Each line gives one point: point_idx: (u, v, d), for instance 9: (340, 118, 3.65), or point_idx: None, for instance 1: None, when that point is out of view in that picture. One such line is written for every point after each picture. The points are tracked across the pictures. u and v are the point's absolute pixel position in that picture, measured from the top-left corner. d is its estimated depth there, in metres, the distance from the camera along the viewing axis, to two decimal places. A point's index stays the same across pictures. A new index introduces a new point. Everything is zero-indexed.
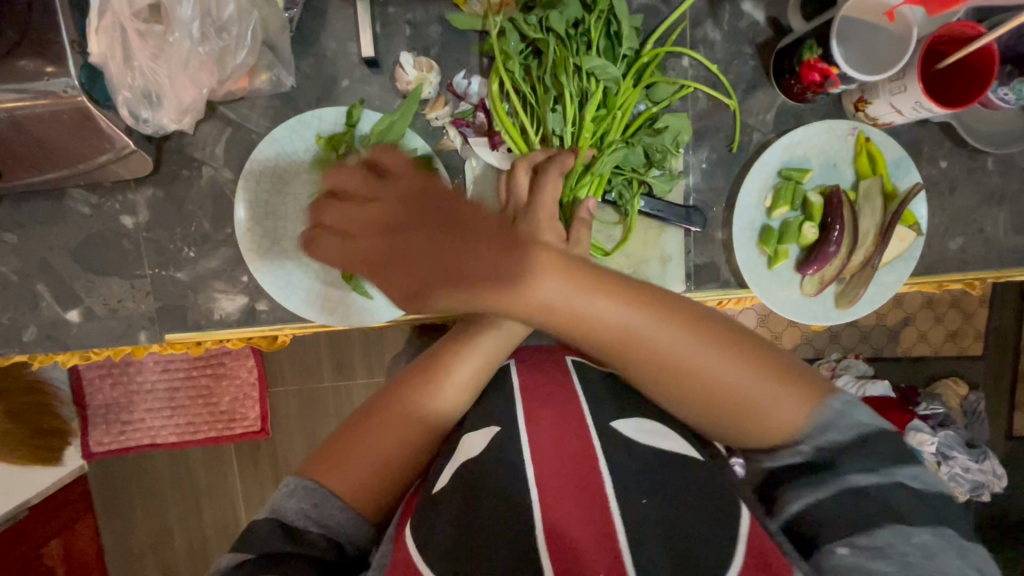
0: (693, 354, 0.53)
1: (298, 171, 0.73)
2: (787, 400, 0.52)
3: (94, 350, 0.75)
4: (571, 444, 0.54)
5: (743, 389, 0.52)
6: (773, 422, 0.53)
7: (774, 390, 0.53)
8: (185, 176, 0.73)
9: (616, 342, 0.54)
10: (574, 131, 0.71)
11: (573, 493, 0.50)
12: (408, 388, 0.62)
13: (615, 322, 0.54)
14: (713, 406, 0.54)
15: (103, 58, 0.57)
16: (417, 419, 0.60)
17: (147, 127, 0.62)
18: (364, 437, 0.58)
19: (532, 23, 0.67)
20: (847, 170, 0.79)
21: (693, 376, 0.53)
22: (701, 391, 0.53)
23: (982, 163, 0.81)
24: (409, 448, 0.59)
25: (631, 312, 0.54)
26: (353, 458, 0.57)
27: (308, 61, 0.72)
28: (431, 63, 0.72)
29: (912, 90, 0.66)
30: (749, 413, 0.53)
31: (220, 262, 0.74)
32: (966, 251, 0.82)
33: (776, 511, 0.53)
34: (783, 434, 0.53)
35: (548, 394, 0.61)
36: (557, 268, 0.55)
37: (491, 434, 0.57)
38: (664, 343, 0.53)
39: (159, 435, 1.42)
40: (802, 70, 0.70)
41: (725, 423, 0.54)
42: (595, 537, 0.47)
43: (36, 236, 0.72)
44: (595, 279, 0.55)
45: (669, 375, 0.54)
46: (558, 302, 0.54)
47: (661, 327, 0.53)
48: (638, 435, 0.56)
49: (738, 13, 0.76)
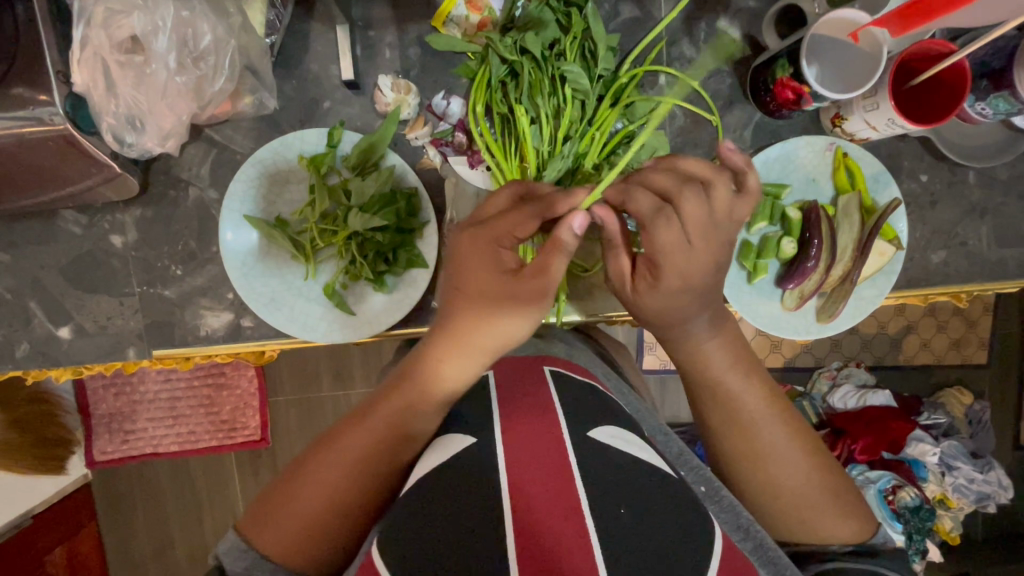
0: (780, 454, 0.58)
1: (281, 190, 0.75)
2: (842, 517, 0.58)
3: (85, 365, 0.77)
4: (545, 454, 0.54)
5: (812, 497, 0.58)
6: (828, 524, 0.57)
7: (840, 509, 0.57)
8: (172, 196, 0.75)
9: (737, 423, 0.60)
10: (550, 151, 0.70)
11: (551, 492, 0.50)
12: (344, 440, 0.60)
13: (747, 406, 0.60)
14: (780, 501, 0.58)
15: (86, 88, 0.59)
16: (348, 473, 0.59)
17: (132, 151, 0.65)
18: (297, 496, 0.58)
19: (507, 45, 0.66)
20: (825, 185, 0.79)
21: (770, 468, 0.58)
22: (780, 482, 0.58)
23: (964, 177, 0.81)
24: (343, 504, 0.59)
25: (754, 399, 0.60)
26: (286, 516, 0.58)
27: (291, 84, 0.74)
28: (410, 85, 0.74)
29: (884, 108, 0.67)
30: (808, 512, 0.57)
31: (206, 279, 0.76)
32: (949, 265, 0.82)
33: (750, 531, 0.57)
34: (827, 537, 0.58)
35: (525, 402, 0.62)
36: (739, 352, 0.62)
37: (467, 442, 0.57)
38: (773, 434, 0.59)
39: (160, 445, 1.43)
40: (776, 88, 0.71)
41: (773, 514, 0.59)
42: (570, 541, 0.46)
43: (29, 256, 0.75)
44: (746, 363, 0.62)
45: (748, 457, 0.59)
46: (716, 373, 0.60)
47: (778, 425, 0.59)
48: (614, 442, 0.57)
49: (714, 30, 0.77)
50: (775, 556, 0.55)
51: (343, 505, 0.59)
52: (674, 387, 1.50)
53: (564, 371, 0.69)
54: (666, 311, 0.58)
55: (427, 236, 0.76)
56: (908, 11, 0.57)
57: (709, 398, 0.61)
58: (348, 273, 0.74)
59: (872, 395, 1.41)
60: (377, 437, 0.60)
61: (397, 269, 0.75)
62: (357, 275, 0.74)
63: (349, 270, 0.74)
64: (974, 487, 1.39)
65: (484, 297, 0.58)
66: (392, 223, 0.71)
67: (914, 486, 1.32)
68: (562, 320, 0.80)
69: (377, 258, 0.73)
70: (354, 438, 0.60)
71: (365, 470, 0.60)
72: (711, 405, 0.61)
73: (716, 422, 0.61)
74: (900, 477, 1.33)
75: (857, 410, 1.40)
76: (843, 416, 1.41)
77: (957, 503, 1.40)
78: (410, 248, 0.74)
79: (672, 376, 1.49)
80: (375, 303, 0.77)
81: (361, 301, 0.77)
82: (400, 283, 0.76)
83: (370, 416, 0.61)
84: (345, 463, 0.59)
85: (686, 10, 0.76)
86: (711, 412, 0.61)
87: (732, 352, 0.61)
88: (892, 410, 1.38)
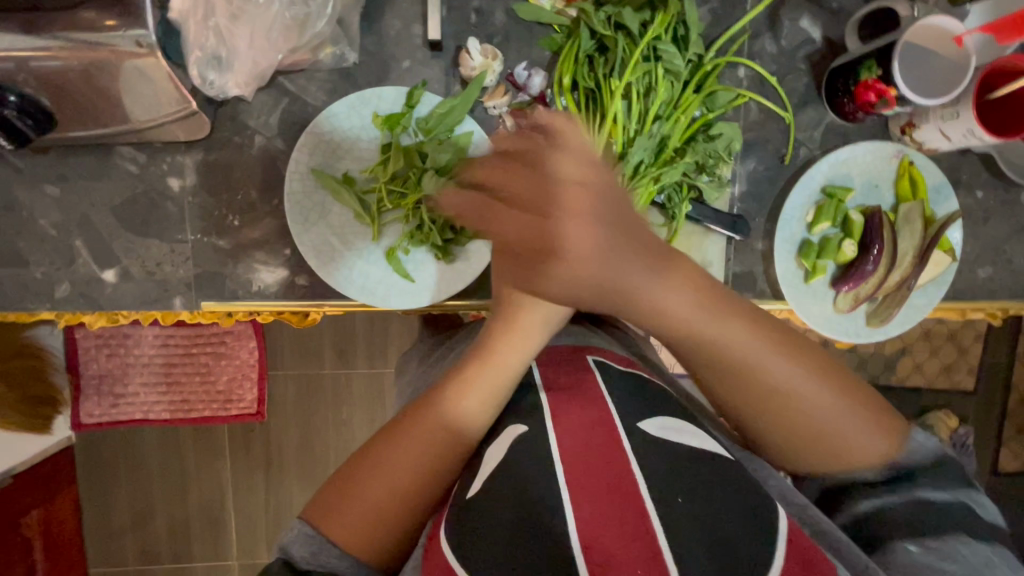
0: (795, 390, 0.51)
1: (350, 147, 0.72)
2: (870, 432, 0.52)
3: (125, 312, 0.73)
4: (602, 445, 0.53)
5: (833, 426, 0.51)
6: (857, 448, 0.52)
7: (865, 429, 0.52)
8: (237, 143, 0.72)
9: (731, 368, 0.52)
10: (637, 129, 0.68)
11: (609, 486, 0.49)
12: (409, 423, 0.58)
13: (730, 346, 0.52)
14: (816, 447, 0.52)
15: (183, 17, 0.57)
16: (412, 462, 0.56)
17: (211, 90, 0.62)
18: (361, 483, 0.55)
19: (601, 19, 0.66)
20: (887, 192, 0.80)
21: (786, 407, 0.52)
22: (789, 420, 0.52)
23: (1016, 196, 0.83)
24: (405, 495, 0.55)
25: (741, 332, 0.52)
26: (355, 501, 0.54)
27: (371, 39, 0.72)
28: (496, 51, 0.72)
29: (964, 118, 0.68)
30: (841, 449, 0.52)
31: (264, 233, 0.74)
32: (994, 280, 0.84)
33: (806, 515, 0.51)
34: (858, 462, 0.52)
35: (575, 391, 0.61)
36: (685, 277, 0.53)
37: (518, 430, 0.58)
38: (778, 375, 0.51)
39: (151, 412, 1.35)
40: (859, 89, 0.72)
41: (812, 460, 0.54)
42: (630, 534, 0.45)
43: (79, 191, 0.71)
44: (690, 285, 0.53)
45: (759, 404, 0.53)
46: (688, 311, 0.52)
47: (775, 356, 0.51)
48: (664, 434, 0.54)
49: (796, 29, 0.77)
50: (836, 540, 0.48)
51: (409, 496, 0.55)
52: None
53: (604, 359, 0.67)
54: (591, 249, 0.51)
55: None
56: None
57: (686, 341, 0.53)
58: (413, 237, 0.73)
59: None
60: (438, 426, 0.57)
61: (462, 239, 0.73)
62: (422, 240, 0.73)
63: (415, 234, 0.72)
64: None
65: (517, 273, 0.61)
66: None
67: None
68: None
69: (445, 225, 0.72)
70: (415, 426, 0.57)
71: (427, 459, 0.56)
72: (694, 350, 0.53)
73: (704, 364, 0.53)
74: None
75: None
76: None
77: None
78: None
79: None
80: (435, 271, 0.75)
81: (421, 268, 0.75)
82: (464, 253, 0.75)
83: (435, 406, 0.58)
84: (414, 450, 0.56)
85: (771, 5, 0.77)
86: (696, 359, 0.54)
87: (689, 278, 0.52)
88: None
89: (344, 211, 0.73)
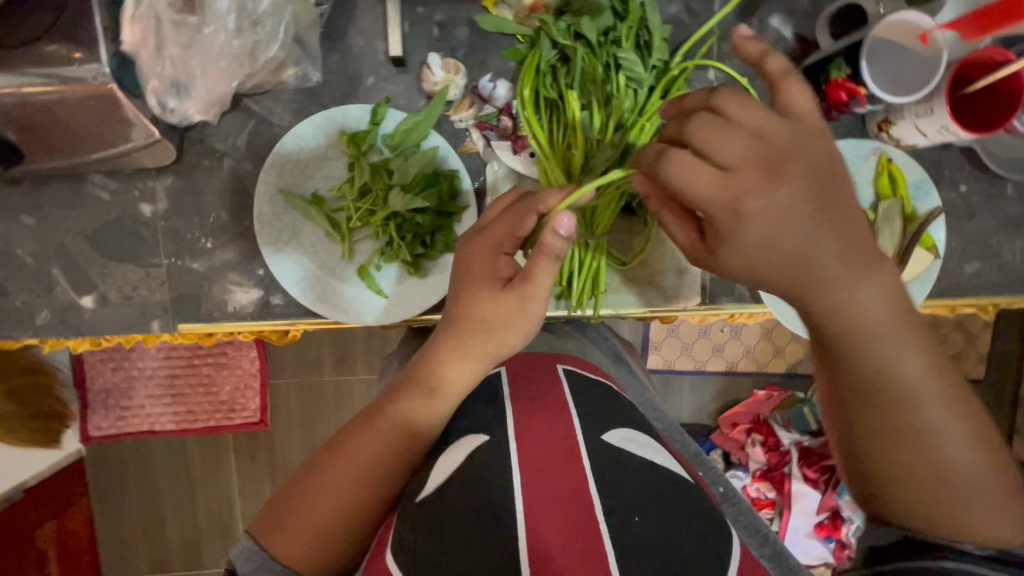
0: (935, 432, 0.47)
1: (318, 167, 0.73)
2: (997, 513, 0.48)
3: (105, 336, 0.75)
4: (560, 454, 0.54)
5: (959, 470, 0.47)
6: (951, 496, 0.48)
7: (977, 481, 0.47)
8: (206, 167, 0.73)
9: (902, 406, 0.46)
10: (600, 139, 0.67)
11: (563, 501, 0.49)
12: (358, 437, 0.57)
13: (912, 381, 0.46)
14: (915, 491, 0.48)
15: (136, 47, 0.57)
16: (358, 476, 0.56)
17: (173, 116, 0.63)
18: (310, 498, 0.55)
19: (561, 29, 0.65)
20: (866, 190, 0.78)
21: (932, 455, 0.47)
22: (923, 467, 0.48)
23: (1002, 189, 0.81)
24: (351, 511, 0.55)
25: (929, 375, 0.46)
26: (302, 515, 0.54)
27: (335, 57, 0.72)
28: (458, 65, 0.72)
29: (938, 114, 0.66)
30: (955, 506, 0.48)
31: (237, 254, 0.74)
32: (982, 276, 0.82)
33: (767, 539, 0.59)
34: (954, 520, 0.49)
35: (539, 400, 0.60)
36: (898, 304, 0.45)
37: (478, 441, 0.56)
38: (937, 417, 0.47)
39: (157, 424, 1.35)
40: (829, 88, 0.70)
41: (900, 505, 0.50)
42: (578, 550, 0.46)
43: (54, 219, 0.72)
44: (903, 315, 0.46)
45: (903, 446, 0.47)
46: (875, 335, 0.45)
47: (938, 399, 0.46)
48: (624, 445, 0.56)
49: (765, 27, 0.76)
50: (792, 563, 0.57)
51: (356, 509, 0.55)
52: (675, 389, 1.41)
53: (576, 369, 0.67)
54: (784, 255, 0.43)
55: (464, 220, 0.74)
56: (992, 16, 0.57)
57: (874, 380, 0.46)
58: (384, 254, 0.73)
59: None
60: (386, 437, 0.57)
61: (433, 253, 0.73)
62: (393, 257, 0.73)
63: (385, 251, 0.73)
64: None
65: (488, 306, 0.57)
66: (432, 205, 0.70)
67: None
68: (597, 315, 0.74)
69: (414, 240, 0.71)
70: (362, 440, 0.57)
71: (373, 474, 0.56)
72: (868, 382, 0.47)
73: (870, 398, 0.47)
74: None
75: None
76: None
77: None
78: (447, 233, 0.72)
79: (675, 376, 1.41)
80: (407, 285, 0.75)
81: (393, 283, 0.75)
82: (435, 267, 0.75)
83: (383, 415, 0.58)
84: (359, 462, 0.56)
85: (739, 6, 0.75)
86: (859, 390, 0.47)
87: (888, 297, 0.45)
88: None
89: (314, 229, 0.74)
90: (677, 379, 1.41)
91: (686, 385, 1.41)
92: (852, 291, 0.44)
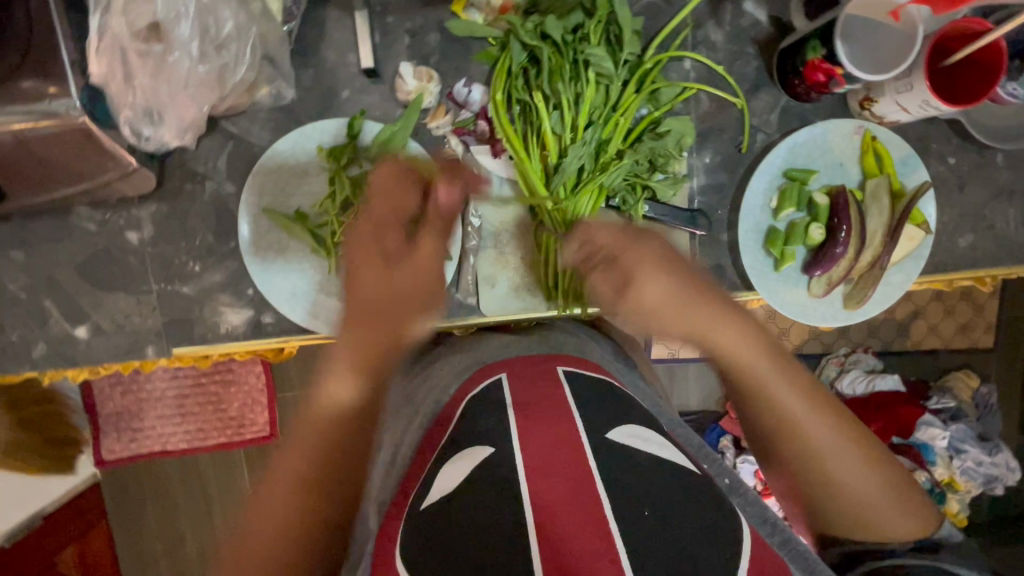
0: (837, 454, 0.53)
1: (299, 183, 0.73)
2: (900, 512, 0.53)
3: (102, 365, 0.75)
4: (565, 456, 0.50)
5: (856, 486, 0.53)
6: (868, 508, 0.53)
7: (888, 499, 0.53)
8: (188, 191, 0.73)
9: (793, 435, 0.55)
10: (573, 137, 0.68)
11: (573, 503, 0.46)
12: (298, 444, 0.58)
13: (792, 411, 0.55)
14: (836, 508, 0.55)
15: (104, 79, 0.57)
16: (304, 480, 0.56)
17: (149, 144, 0.64)
18: (266, 509, 0.56)
19: (529, 30, 0.64)
20: (853, 169, 0.78)
21: (833, 472, 0.54)
22: (841, 497, 0.54)
23: (992, 159, 0.80)
24: (308, 512, 0.55)
25: (807, 403, 0.55)
26: (262, 524, 0.55)
27: (308, 72, 0.72)
28: (431, 72, 0.72)
29: (918, 89, 0.66)
30: (864, 513, 0.54)
31: (225, 275, 0.75)
32: (977, 248, 0.81)
33: (777, 526, 0.56)
34: (880, 534, 0.54)
35: (542, 404, 0.57)
36: (765, 342, 0.56)
37: (483, 455, 0.52)
38: (828, 440, 0.54)
39: (169, 443, 1.33)
40: (807, 70, 0.70)
41: (835, 521, 0.55)
42: (588, 551, 0.42)
43: (43, 253, 0.73)
44: (775, 352, 0.56)
45: (810, 470, 0.55)
46: (751, 371, 0.56)
47: (825, 428, 0.54)
48: (633, 443, 0.52)
49: (738, 13, 0.75)
50: (809, 557, 0.52)
51: (309, 511, 0.55)
52: (682, 378, 1.41)
53: (578, 369, 0.64)
54: (662, 304, 0.56)
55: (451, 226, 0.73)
56: None
57: (767, 415, 0.56)
58: None
59: (880, 378, 1.32)
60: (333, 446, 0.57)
61: None
62: None
63: None
64: (982, 469, 1.29)
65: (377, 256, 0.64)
66: None
67: (925, 470, 1.25)
68: (588, 311, 0.75)
69: None
70: (306, 442, 0.58)
71: (320, 472, 0.56)
72: (764, 416, 0.56)
73: (767, 427, 0.56)
74: (911, 462, 1.26)
75: (867, 396, 1.31)
76: (852, 403, 1.32)
77: (966, 486, 1.29)
78: None
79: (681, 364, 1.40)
80: None
81: None
82: None
83: (317, 416, 0.59)
84: (304, 470, 0.56)
85: None
86: (761, 422, 0.57)
87: (754, 336, 0.56)
88: (900, 396, 1.30)
89: (300, 247, 0.73)
90: (684, 367, 1.41)
91: (692, 373, 1.41)
92: (720, 331, 0.56)
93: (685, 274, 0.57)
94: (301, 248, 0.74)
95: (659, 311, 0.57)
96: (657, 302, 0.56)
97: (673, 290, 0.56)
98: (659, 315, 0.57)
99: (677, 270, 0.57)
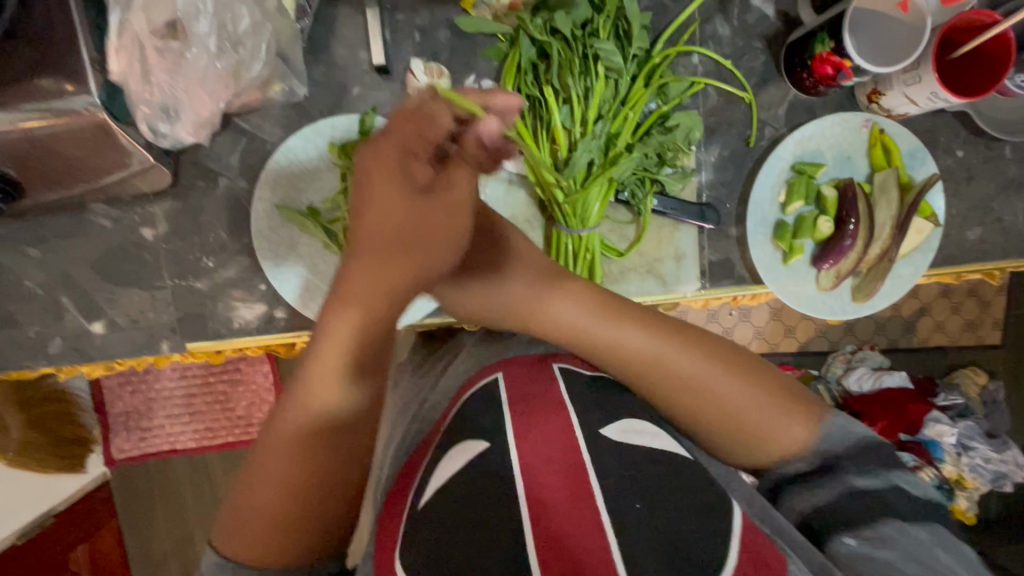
0: (708, 379, 0.55)
1: (311, 180, 0.73)
2: (786, 423, 0.55)
3: (117, 360, 0.76)
4: (556, 450, 0.49)
5: (741, 406, 0.54)
6: (758, 428, 0.54)
7: (770, 411, 0.55)
8: (202, 187, 0.74)
9: (653, 372, 0.55)
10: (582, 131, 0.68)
11: (567, 498, 0.46)
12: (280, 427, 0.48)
13: (651, 349, 0.55)
14: (733, 438, 0.55)
15: (123, 78, 0.58)
16: (303, 463, 0.48)
17: (165, 140, 0.65)
18: (258, 493, 0.48)
19: (538, 26, 0.65)
20: (861, 163, 0.78)
21: (714, 398, 0.54)
22: (727, 421, 0.55)
23: (999, 152, 0.80)
24: (311, 498, 0.48)
25: (659, 339, 0.56)
26: (252, 510, 0.47)
27: (319, 69, 0.73)
28: (441, 69, 0.73)
29: (927, 80, 0.66)
30: (746, 431, 0.55)
31: (238, 271, 0.75)
32: (986, 241, 0.81)
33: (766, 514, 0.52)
34: (770, 447, 0.55)
35: (535, 396, 0.55)
36: (590, 300, 0.58)
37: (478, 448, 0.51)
38: (687, 366, 0.55)
39: (178, 442, 1.35)
40: (815, 63, 0.70)
41: (739, 452, 0.56)
42: (580, 547, 0.43)
43: (59, 250, 0.74)
44: (599, 301, 0.58)
45: (695, 403, 0.55)
46: (593, 329, 0.56)
47: (698, 362, 0.55)
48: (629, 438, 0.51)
49: (745, 7, 0.76)
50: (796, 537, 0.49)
51: (316, 497, 0.48)
52: None
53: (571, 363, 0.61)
54: (502, 302, 0.59)
55: None
56: None
57: (630, 363, 0.56)
58: None
59: (887, 374, 1.31)
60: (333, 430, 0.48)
61: None
62: None
63: None
64: (991, 466, 1.27)
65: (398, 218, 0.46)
66: None
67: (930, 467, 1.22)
68: None
69: None
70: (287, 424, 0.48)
71: (322, 459, 0.48)
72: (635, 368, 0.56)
73: (626, 372, 0.56)
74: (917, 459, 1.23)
75: (874, 393, 1.31)
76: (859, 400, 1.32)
77: (974, 483, 1.28)
78: None
79: None
80: None
81: None
82: None
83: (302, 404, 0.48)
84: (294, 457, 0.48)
85: None
86: (619, 371, 0.57)
87: (581, 303, 0.57)
88: (907, 393, 1.30)
89: (312, 243, 0.74)
90: None
91: None
92: (544, 303, 0.57)
93: (502, 255, 0.59)
94: (312, 243, 0.74)
95: (492, 299, 0.59)
96: (515, 291, 0.58)
97: (529, 287, 0.58)
98: (481, 306, 0.60)
99: (519, 264, 0.59)
